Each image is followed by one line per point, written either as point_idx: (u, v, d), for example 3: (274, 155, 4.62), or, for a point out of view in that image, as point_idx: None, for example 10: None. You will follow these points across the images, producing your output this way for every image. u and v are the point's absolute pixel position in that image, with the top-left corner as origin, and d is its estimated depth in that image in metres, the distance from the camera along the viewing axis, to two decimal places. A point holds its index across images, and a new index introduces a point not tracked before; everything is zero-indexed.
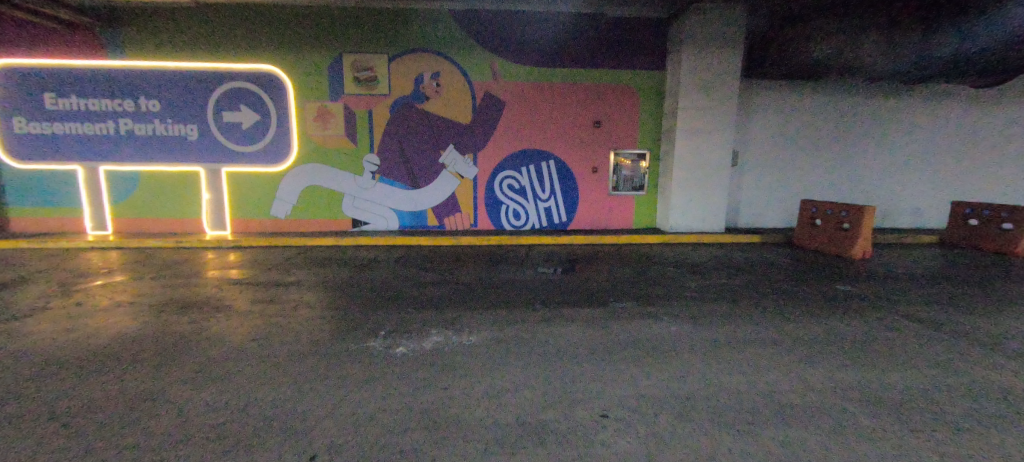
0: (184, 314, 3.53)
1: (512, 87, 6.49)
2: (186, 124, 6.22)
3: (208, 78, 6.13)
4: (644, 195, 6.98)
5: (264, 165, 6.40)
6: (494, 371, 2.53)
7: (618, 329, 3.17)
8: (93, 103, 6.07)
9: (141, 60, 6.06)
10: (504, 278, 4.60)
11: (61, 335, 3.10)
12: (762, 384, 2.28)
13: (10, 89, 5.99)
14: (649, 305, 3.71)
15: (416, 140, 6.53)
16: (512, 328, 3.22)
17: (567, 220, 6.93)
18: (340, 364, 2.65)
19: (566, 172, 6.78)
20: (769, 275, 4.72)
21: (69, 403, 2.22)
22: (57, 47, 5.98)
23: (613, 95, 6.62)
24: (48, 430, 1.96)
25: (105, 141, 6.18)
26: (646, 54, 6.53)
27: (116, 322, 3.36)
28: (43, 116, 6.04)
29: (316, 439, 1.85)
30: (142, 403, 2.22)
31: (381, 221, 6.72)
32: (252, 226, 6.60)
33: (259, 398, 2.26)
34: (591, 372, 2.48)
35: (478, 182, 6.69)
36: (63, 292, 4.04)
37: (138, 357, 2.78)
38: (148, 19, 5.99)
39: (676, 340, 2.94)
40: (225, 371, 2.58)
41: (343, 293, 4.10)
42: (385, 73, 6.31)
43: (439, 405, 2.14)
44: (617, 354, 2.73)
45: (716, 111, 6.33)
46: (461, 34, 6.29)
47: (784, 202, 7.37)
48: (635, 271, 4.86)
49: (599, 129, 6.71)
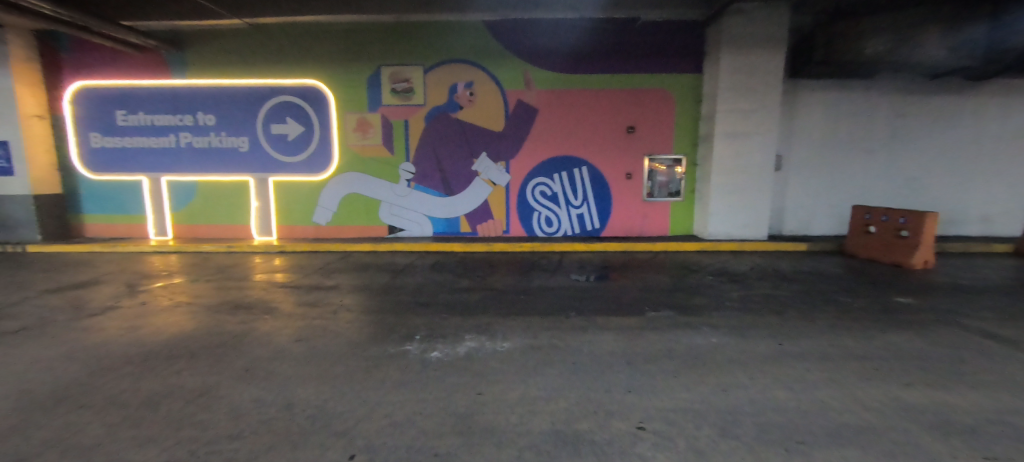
0: (236, 314, 3.75)
1: (544, 94, 6.52)
2: (239, 137, 6.65)
3: (259, 93, 6.55)
4: (680, 201, 6.78)
5: (308, 174, 6.73)
6: (527, 378, 2.52)
7: (656, 339, 3.08)
8: (159, 118, 6.63)
9: (200, 79, 6.55)
10: (537, 285, 4.58)
11: (128, 332, 3.36)
12: (813, 401, 2.14)
13: (90, 108, 6.64)
14: (688, 315, 3.59)
15: (450, 148, 6.67)
16: (546, 335, 3.20)
17: (600, 226, 6.83)
18: (378, 367, 2.72)
19: (599, 178, 6.71)
20: (818, 285, 4.44)
21: (136, 394, 2.40)
22: (129, 68, 6.56)
23: (648, 100, 6.51)
24: (118, 419, 2.14)
25: (168, 153, 6.70)
26: (682, 57, 6.38)
27: (176, 321, 3.62)
28: (116, 131, 6.65)
29: (355, 439, 1.90)
30: (199, 397, 2.37)
31: (415, 228, 6.87)
32: (296, 232, 6.93)
33: (302, 396, 2.35)
34: (628, 382, 2.42)
35: (510, 189, 6.74)
36: (130, 292, 4.39)
37: (194, 354, 2.96)
38: (207, 41, 6.47)
39: (718, 352, 2.82)
40: (273, 369, 2.72)
41: (380, 297, 4.22)
42: (421, 84, 6.51)
43: (473, 411, 2.14)
44: (654, 364, 2.66)
45: (757, 113, 6.09)
46: (494, 44, 6.39)
47: (833, 208, 6.95)
48: (672, 279, 4.71)
49: (633, 134, 6.61)
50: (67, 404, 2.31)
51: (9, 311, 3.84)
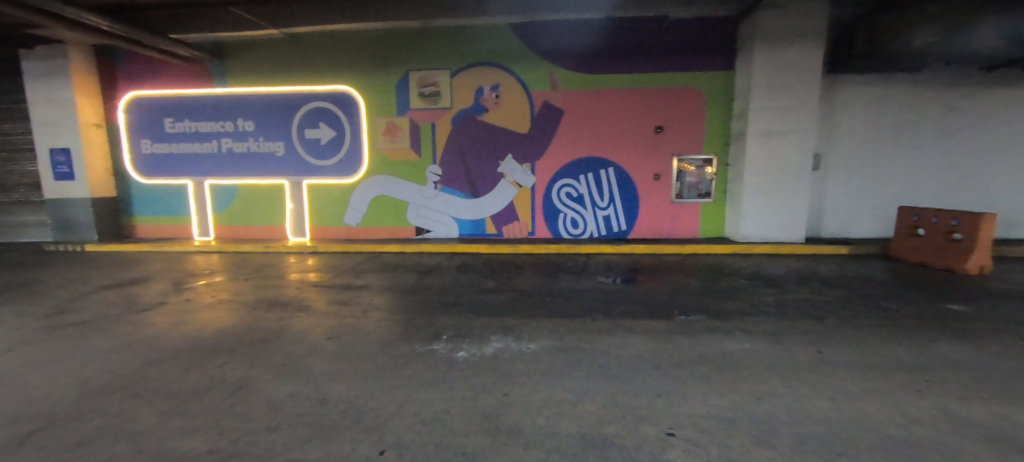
0: (273, 311, 3.92)
1: (570, 95, 6.49)
2: (275, 141, 6.94)
3: (294, 100, 6.82)
4: (711, 202, 6.60)
5: (339, 177, 6.94)
6: (554, 380, 2.51)
7: (686, 343, 3.01)
8: (203, 125, 7.00)
9: (240, 87, 6.88)
10: (563, 287, 4.55)
11: (175, 327, 3.57)
12: (857, 412, 2.03)
13: (141, 116, 7.08)
14: (719, 320, 3.49)
15: (477, 150, 6.74)
16: (573, 337, 3.18)
17: (627, 228, 6.73)
18: (407, 366, 2.78)
19: (626, 179, 6.62)
20: (860, 290, 4.22)
21: (183, 386, 2.55)
22: (176, 79, 6.97)
23: (677, 99, 6.37)
24: (166, 409, 2.27)
25: (210, 158, 7.07)
26: (713, 54, 6.21)
27: (218, 316, 3.81)
28: (165, 138, 7.07)
29: (386, 435, 1.95)
30: (239, 390, 2.48)
31: (442, 229, 6.97)
32: (327, 233, 7.17)
33: (334, 392, 2.43)
34: (658, 387, 2.37)
35: (536, 191, 6.74)
36: (176, 289, 4.66)
37: (234, 349, 3.11)
38: (247, 51, 6.79)
39: (752, 359, 2.73)
40: (307, 365, 2.82)
41: (408, 297, 4.31)
42: (448, 87, 6.61)
43: (501, 411, 2.15)
44: (684, 369, 2.59)
45: (793, 111, 5.85)
46: (520, 46, 6.42)
47: (876, 209, 6.59)
48: (702, 283, 4.59)
49: (662, 134, 6.48)
50: (122, 393, 2.47)
51: (71, 305, 4.16)
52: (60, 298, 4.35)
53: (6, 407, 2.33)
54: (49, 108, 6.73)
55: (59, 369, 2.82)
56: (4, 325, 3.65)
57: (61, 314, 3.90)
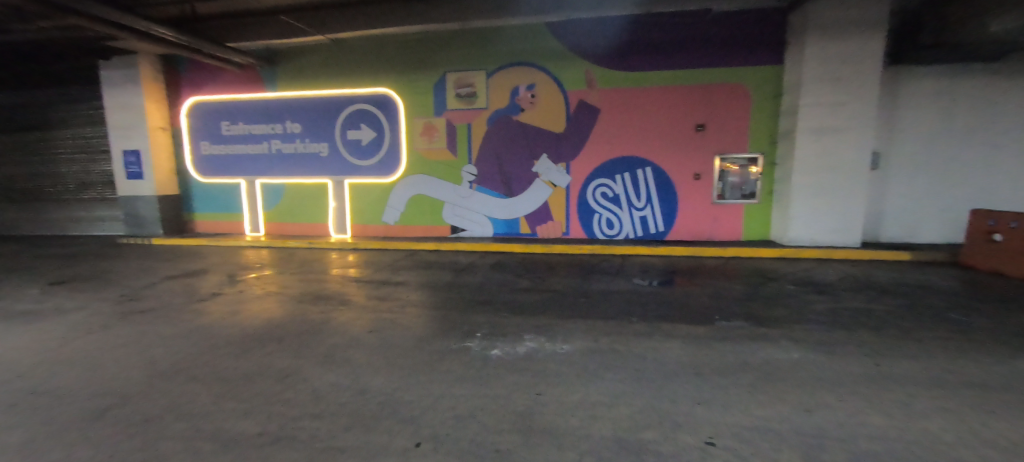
0: (317, 304, 4.12)
1: (607, 94, 6.39)
2: (320, 142, 7.27)
3: (337, 102, 7.11)
4: (755, 203, 6.30)
5: (378, 176, 7.18)
6: (588, 382, 2.48)
7: (728, 350, 2.89)
8: (255, 128, 7.44)
9: (289, 90, 7.26)
10: (598, 288, 4.49)
11: (230, 315, 3.83)
12: (919, 431, 1.88)
13: (200, 120, 7.61)
14: (764, 326, 3.33)
15: (512, 150, 6.76)
16: (608, 339, 3.14)
17: (665, 230, 6.55)
18: (443, 361, 2.83)
19: (664, 179, 6.44)
20: (924, 300, 3.89)
21: (236, 371, 2.73)
22: (232, 84, 7.44)
23: (721, 96, 6.12)
24: (221, 392, 2.45)
25: (262, 158, 7.51)
26: (760, 48, 5.92)
27: (268, 307, 4.05)
28: (221, 140, 7.58)
29: (422, 428, 2.00)
30: (285, 377, 2.63)
31: (477, 228, 7.06)
32: (367, 230, 7.43)
33: (373, 383, 2.52)
34: (696, 394, 2.29)
35: (571, 191, 6.69)
36: (229, 281, 4.99)
37: (282, 338, 3.30)
38: (295, 57, 7.15)
39: (800, 369, 2.58)
40: (348, 356, 2.94)
41: (443, 294, 4.40)
42: (484, 88, 6.68)
43: (534, 410, 2.15)
44: (725, 376, 2.50)
45: (849, 106, 5.48)
46: (556, 45, 6.38)
47: (943, 212, 6.06)
48: (745, 287, 4.39)
49: (703, 133, 6.25)
50: (184, 375, 2.68)
51: (141, 293, 4.55)
52: (130, 287, 4.78)
53: (89, 383, 2.60)
54: (123, 114, 7.41)
55: (131, 351, 3.10)
56: (86, 309, 4.07)
57: (133, 301, 4.29)
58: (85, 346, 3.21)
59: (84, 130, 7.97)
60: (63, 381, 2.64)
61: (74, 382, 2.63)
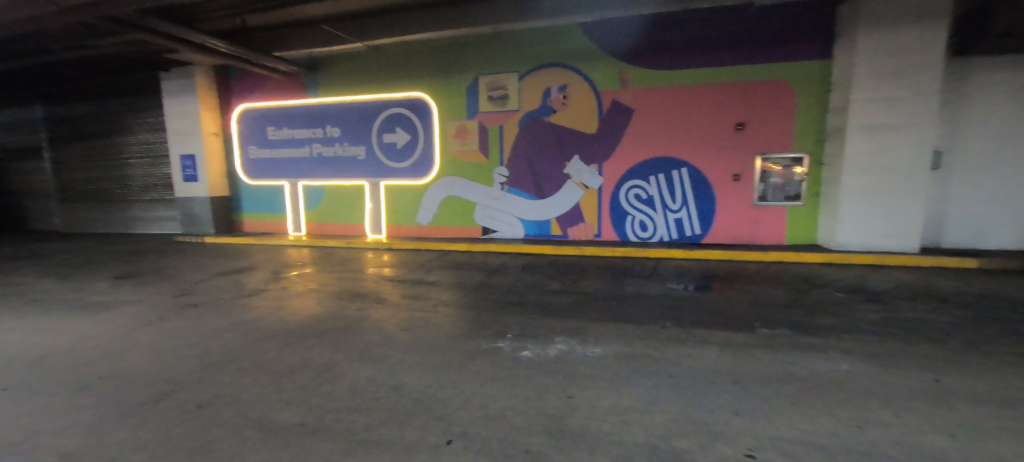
0: (354, 302, 4.28)
1: (641, 93, 6.27)
2: (357, 146, 7.54)
3: (374, 107, 7.36)
4: (800, 205, 5.99)
5: (412, 178, 7.36)
6: (620, 387, 2.44)
7: (770, 359, 2.77)
8: (298, 132, 7.82)
9: (329, 96, 7.58)
10: (630, 291, 4.41)
11: (274, 310, 4.05)
12: (987, 453, 1.72)
13: (249, 125, 8.07)
14: (810, 335, 3.15)
15: (543, 152, 6.76)
16: (641, 344, 3.07)
17: (701, 232, 6.34)
18: (474, 361, 2.87)
19: (701, 180, 6.23)
20: (994, 311, 3.55)
21: (280, 363, 2.88)
22: (277, 91, 7.85)
23: (763, 93, 5.86)
24: (265, 383, 2.59)
25: (303, 161, 7.87)
26: (807, 42, 5.63)
27: (308, 304, 4.25)
28: (267, 144, 8.01)
29: (453, 426, 2.03)
30: (324, 371, 2.74)
31: (508, 229, 7.10)
32: (402, 231, 7.64)
33: (406, 380, 2.59)
34: (734, 403, 2.21)
35: (604, 192, 6.60)
36: (274, 278, 5.28)
37: (322, 334, 3.45)
38: (335, 64, 7.47)
39: (851, 382, 2.43)
40: (383, 353, 3.04)
41: (474, 294, 4.46)
42: (516, 90, 6.72)
43: (565, 413, 2.14)
44: (766, 387, 2.39)
45: (906, 101, 5.12)
46: (588, 45, 6.33)
47: (1017, 215, 5.52)
48: (789, 294, 4.18)
49: (743, 132, 6.01)
50: (232, 366, 2.86)
51: (194, 288, 4.89)
52: (186, 282, 5.15)
53: (150, 370, 2.82)
54: (180, 121, 7.98)
55: (187, 341, 3.34)
56: (148, 301, 4.43)
57: (188, 295, 4.61)
58: (147, 335, 3.49)
59: (146, 136, 8.65)
60: (128, 367, 2.88)
61: (137, 368, 2.86)
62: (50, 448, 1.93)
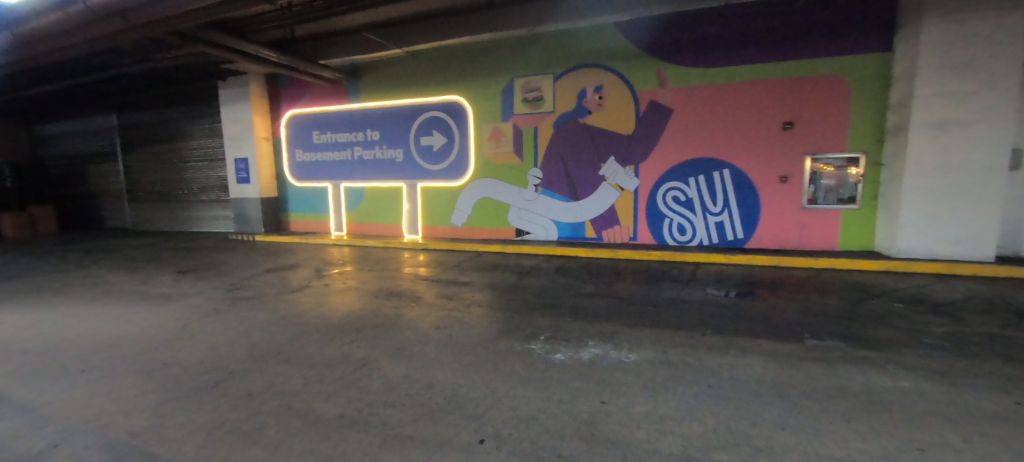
0: (391, 300, 4.42)
1: (681, 92, 6.08)
2: (395, 149, 7.78)
3: (411, 111, 7.57)
4: (855, 208, 5.60)
5: (447, 180, 7.51)
6: (655, 395, 2.37)
7: (819, 372, 2.60)
8: (340, 136, 8.16)
9: (370, 101, 7.88)
10: (666, 296, 4.29)
11: (317, 306, 4.26)
12: None
13: (296, 130, 8.52)
14: (865, 349, 2.94)
15: (578, 153, 6.70)
16: (679, 351, 2.98)
17: (744, 237, 6.07)
18: (506, 362, 2.89)
19: (744, 182, 5.96)
20: None
21: (322, 357, 3.03)
22: (322, 97, 8.25)
23: (814, 89, 5.52)
24: (308, 375, 2.72)
25: (345, 164, 8.20)
26: (865, 33, 5.24)
27: (348, 300, 4.44)
28: (312, 148, 8.42)
29: (485, 425, 2.06)
30: (361, 366, 2.85)
31: (541, 231, 7.10)
32: (437, 232, 7.80)
33: (439, 378, 2.65)
34: (779, 417, 2.09)
35: (640, 194, 6.46)
36: (317, 275, 5.54)
37: (361, 330, 3.59)
38: (376, 70, 7.75)
39: (912, 401, 2.24)
40: (418, 350, 3.12)
41: (507, 295, 4.48)
42: (551, 91, 6.71)
43: (598, 418, 2.12)
44: (815, 402, 2.24)
45: (980, 96, 4.67)
46: (625, 44, 6.22)
47: None
48: (841, 303, 3.91)
49: (791, 131, 5.69)
50: (278, 358, 3.03)
51: (246, 283, 5.22)
52: (237, 277, 5.50)
53: (206, 359, 3.04)
54: (235, 126, 8.55)
55: (239, 332, 3.58)
56: (205, 294, 4.77)
57: (240, 289, 4.94)
58: (204, 326, 3.76)
59: (205, 141, 9.33)
60: (188, 355, 3.12)
61: (196, 356, 3.09)
62: (120, 427, 2.12)
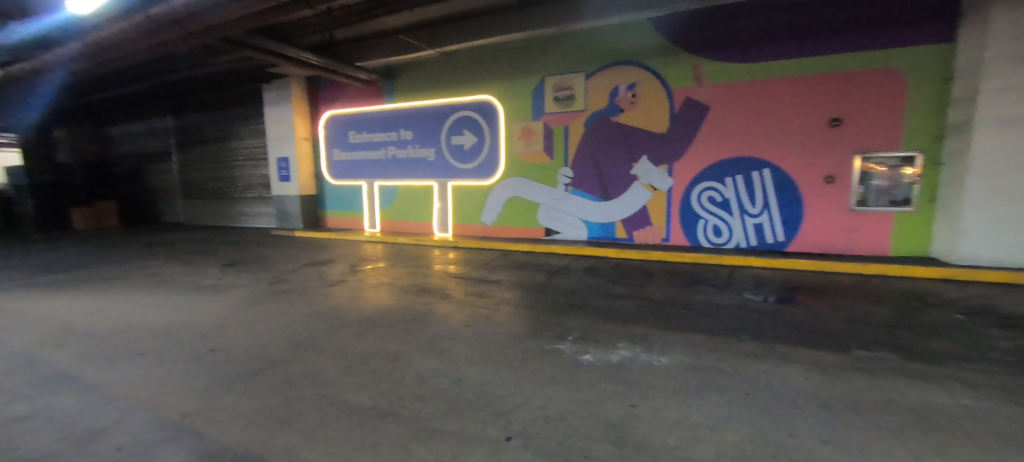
0: (422, 296, 4.52)
1: (718, 89, 5.88)
2: (427, 148, 7.93)
3: (443, 111, 7.70)
4: (910, 211, 5.22)
5: (478, 179, 7.59)
6: (688, 400, 2.31)
7: (867, 384, 2.45)
8: (374, 136, 8.41)
9: (404, 101, 8.08)
10: (700, 300, 4.17)
11: (352, 300, 4.42)
12: None
13: (333, 130, 8.85)
14: (920, 362, 2.75)
15: (610, 152, 6.61)
16: (713, 356, 2.89)
17: (785, 239, 5.79)
18: (535, 360, 2.90)
19: (786, 182, 5.69)
20: None
21: (356, 349, 3.14)
22: (358, 98, 8.54)
23: (866, 84, 5.18)
24: (343, 366, 2.83)
25: (379, 163, 8.44)
26: (924, 22, 4.87)
27: (382, 295, 4.58)
28: (348, 147, 8.72)
29: (513, 423, 2.08)
30: (393, 360, 2.93)
31: (571, 231, 7.05)
32: (467, 230, 7.90)
33: (468, 374, 2.69)
34: (821, 430, 1.99)
35: (674, 194, 6.29)
36: (351, 270, 5.74)
37: (393, 324, 3.70)
38: (410, 71, 7.94)
39: (973, 420, 2.07)
40: (448, 346, 3.18)
41: (536, 294, 4.49)
42: (583, 90, 6.64)
43: (626, 422, 2.09)
44: (862, 415, 2.12)
45: None
46: (660, 40, 6.08)
47: None
48: (893, 312, 3.67)
49: (839, 129, 5.38)
50: (315, 348, 3.17)
51: (286, 276, 5.49)
52: (278, 271, 5.78)
53: (250, 347, 3.23)
54: (278, 127, 8.98)
55: (281, 323, 3.78)
56: (250, 286, 5.05)
57: (281, 282, 5.19)
58: (249, 316, 3.99)
59: (250, 141, 9.86)
60: (234, 343, 3.31)
61: (240, 345, 3.28)
62: (173, 408, 2.29)
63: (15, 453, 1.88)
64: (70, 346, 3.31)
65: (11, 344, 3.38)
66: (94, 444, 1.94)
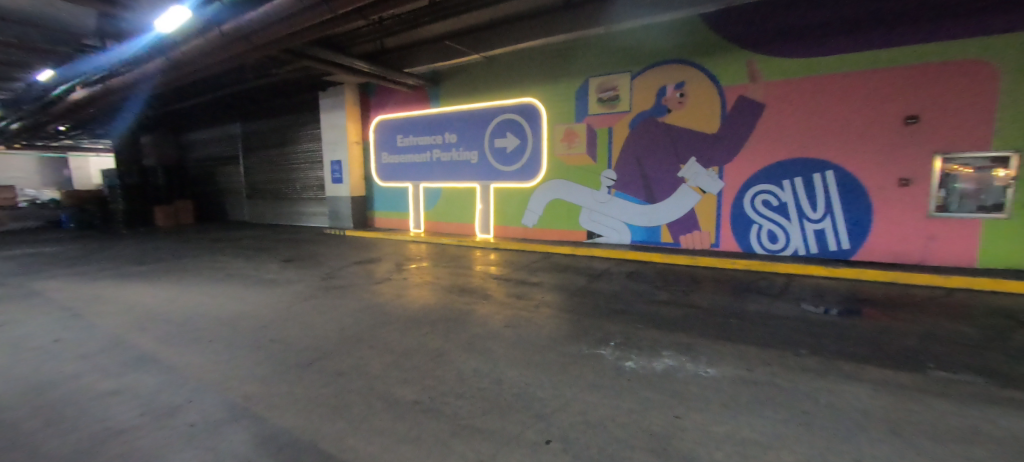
0: (464, 296, 4.62)
1: (775, 86, 5.54)
2: (471, 151, 8.10)
3: (487, 114, 7.83)
4: (1002, 218, 4.67)
5: (519, 181, 7.65)
6: (738, 415, 2.20)
7: (948, 410, 2.21)
8: (420, 139, 8.71)
9: (448, 105, 8.30)
10: (753, 309, 3.95)
11: (397, 298, 4.60)
12: None
13: (382, 135, 9.28)
14: (1013, 388, 2.44)
15: (656, 154, 6.42)
16: (766, 370, 2.73)
17: (851, 248, 5.35)
18: (575, 364, 2.88)
19: (853, 185, 5.25)
20: None
21: (401, 345, 3.26)
22: (406, 103, 8.88)
23: (949, 77, 4.67)
24: (389, 361, 2.96)
25: (425, 166, 8.74)
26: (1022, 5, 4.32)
27: (425, 294, 4.73)
28: (396, 151, 9.10)
29: (553, 427, 2.07)
30: (435, 357, 3.02)
31: (614, 234, 6.92)
32: (508, 231, 7.97)
33: (508, 375, 2.71)
34: (888, 455, 1.84)
35: (724, 198, 6.00)
36: (397, 269, 5.97)
37: (436, 322, 3.81)
38: (455, 76, 8.14)
39: None
40: (488, 346, 3.23)
41: (576, 298, 4.45)
42: (627, 90, 6.50)
43: (670, 433, 2.02)
44: (941, 444, 1.91)
45: None
46: (711, 37, 5.83)
47: None
48: (980, 331, 3.29)
49: (916, 127, 4.89)
50: (364, 343, 3.33)
51: (337, 273, 5.80)
52: (330, 268, 6.12)
53: (305, 339, 3.45)
54: (332, 132, 9.53)
55: (332, 317, 4.00)
56: (304, 282, 5.38)
57: (332, 279, 5.50)
58: (303, 310, 4.25)
59: (307, 145, 10.54)
60: (290, 334, 3.55)
61: (296, 336, 3.51)
62: (239, 391, 2.50)
63: (110, 424, 2.13)
64: (153, 331, 3.70)
65: (106, 327, 3.83)
66: (173, 420, 2.16)
